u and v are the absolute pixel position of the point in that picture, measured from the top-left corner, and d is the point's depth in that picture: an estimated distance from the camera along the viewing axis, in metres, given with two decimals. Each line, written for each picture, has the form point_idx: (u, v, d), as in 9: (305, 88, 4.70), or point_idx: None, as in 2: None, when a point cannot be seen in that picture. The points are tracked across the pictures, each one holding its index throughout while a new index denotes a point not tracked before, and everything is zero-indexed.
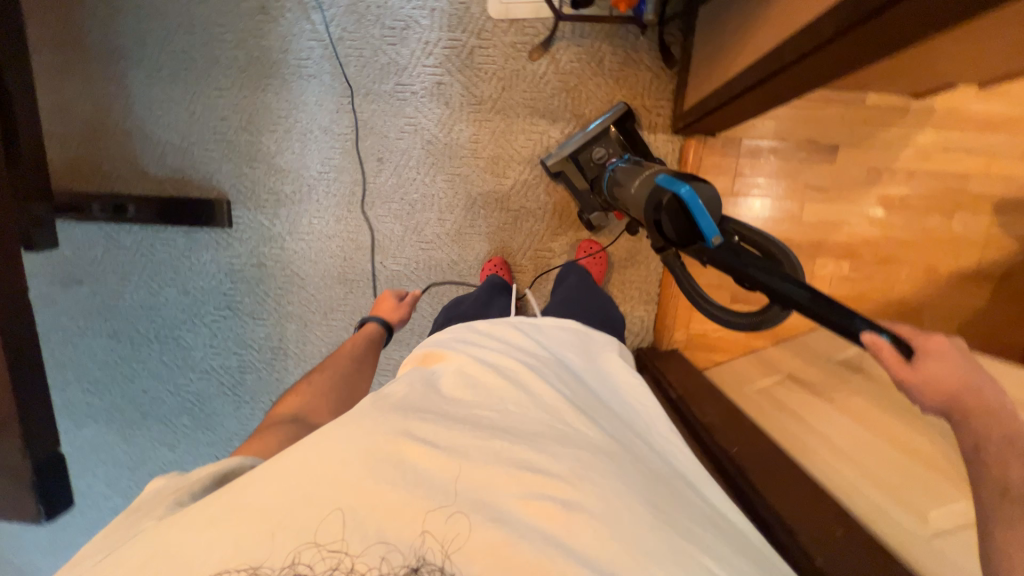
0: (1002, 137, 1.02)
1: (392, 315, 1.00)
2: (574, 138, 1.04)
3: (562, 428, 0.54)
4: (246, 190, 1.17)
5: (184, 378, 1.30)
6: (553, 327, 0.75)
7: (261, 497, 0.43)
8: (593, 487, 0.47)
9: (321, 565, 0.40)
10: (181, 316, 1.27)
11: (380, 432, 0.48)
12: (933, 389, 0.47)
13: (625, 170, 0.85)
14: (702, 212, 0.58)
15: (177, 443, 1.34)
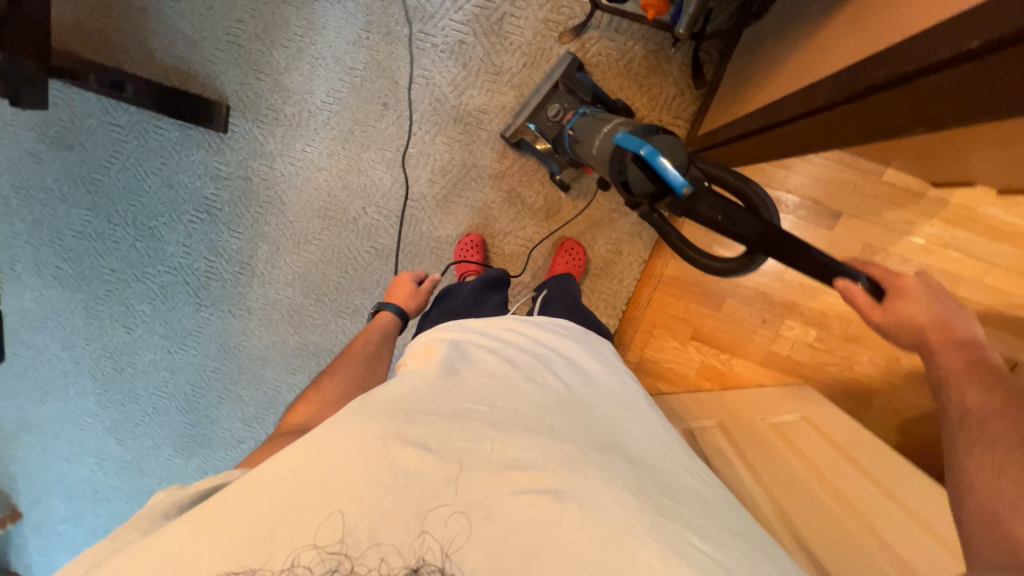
0: (1008, 248, 0.98)
1: (407, 303, 0.93)
2: (534, 97, 1.05)
3: (550, 423, 0.52)
4: (248, 99, 1.17)
5: (152, 268, 1.32)
6: (551, 324, 0.72)
7: (253, 500, 0.42)
8: (580, 479, 0.45)
9: (320, 566, 0.39)
10: (161, 207, 1.28)
11: (369, 432, 0.46)
12: (907, 327, 0.57)
13: (585, 128, 0.86)
14: (663, 166, 0.59)
15: (134, 327, 1.37)
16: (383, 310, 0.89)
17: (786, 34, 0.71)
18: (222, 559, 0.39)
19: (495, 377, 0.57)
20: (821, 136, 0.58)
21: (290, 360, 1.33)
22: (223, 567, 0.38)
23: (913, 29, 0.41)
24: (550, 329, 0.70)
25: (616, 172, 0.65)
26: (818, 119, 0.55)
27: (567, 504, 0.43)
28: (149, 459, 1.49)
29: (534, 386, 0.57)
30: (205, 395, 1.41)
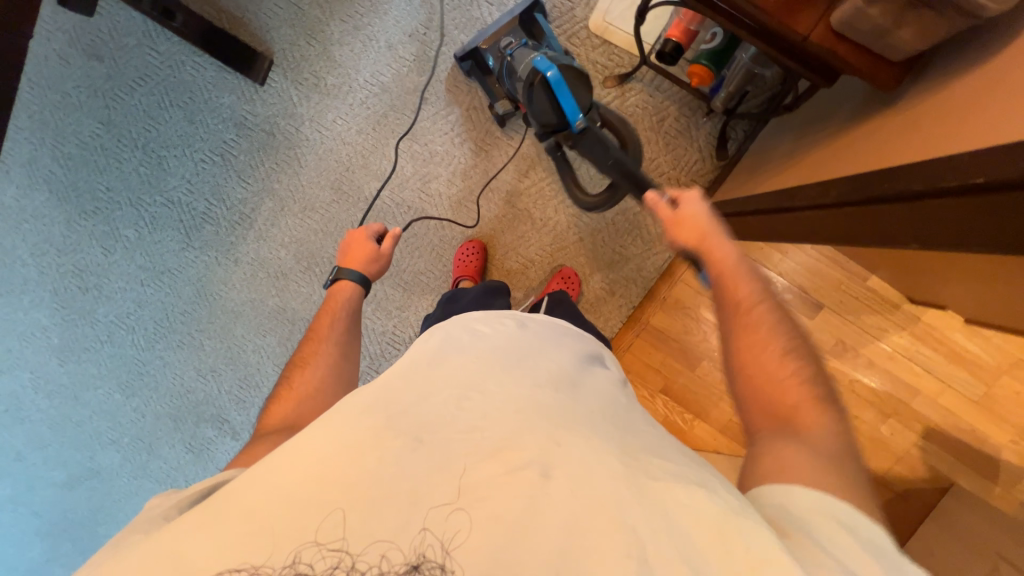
0: (965, 374, 1.05)
1: (370, 268, 0.86)
2: (493, 28, 1.04)
3: (543, 401, 0.52)
4: (293, 60, 1.18)
5: (149, 196, 1.30)
6: (544, 321, 0.70)
7: (251, 499, 0.43)
8: (568, 456, 0.46)
9: (320, 563, 0.41)
10: (175, 139, 1.26)
11: (364, 426, 0.47)
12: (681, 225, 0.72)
13: (520, 55, 0.93)
14: (568, 102, 0.84)
15: (112, 250, 1.33)
16: (342, 277, 0.84)
17: (809, 131, 0.77)
18: (232, 553, 0.41)
19: (484, 362, 0.56)
20: (825, 228, 0.62)
21: (264, 320, 1.31)
22: (224, 564, 0.40)
23: (924, 157, 0.45)
24: (544, 325, 0.69)
25: (529, 97, 0.86)
26: (829, 213, 0.59)
27: (556, 486, 0.44)
28: (87, 387, 1.41)
29: (525, 367, 0.57)
30: (166, 336, 1.37)
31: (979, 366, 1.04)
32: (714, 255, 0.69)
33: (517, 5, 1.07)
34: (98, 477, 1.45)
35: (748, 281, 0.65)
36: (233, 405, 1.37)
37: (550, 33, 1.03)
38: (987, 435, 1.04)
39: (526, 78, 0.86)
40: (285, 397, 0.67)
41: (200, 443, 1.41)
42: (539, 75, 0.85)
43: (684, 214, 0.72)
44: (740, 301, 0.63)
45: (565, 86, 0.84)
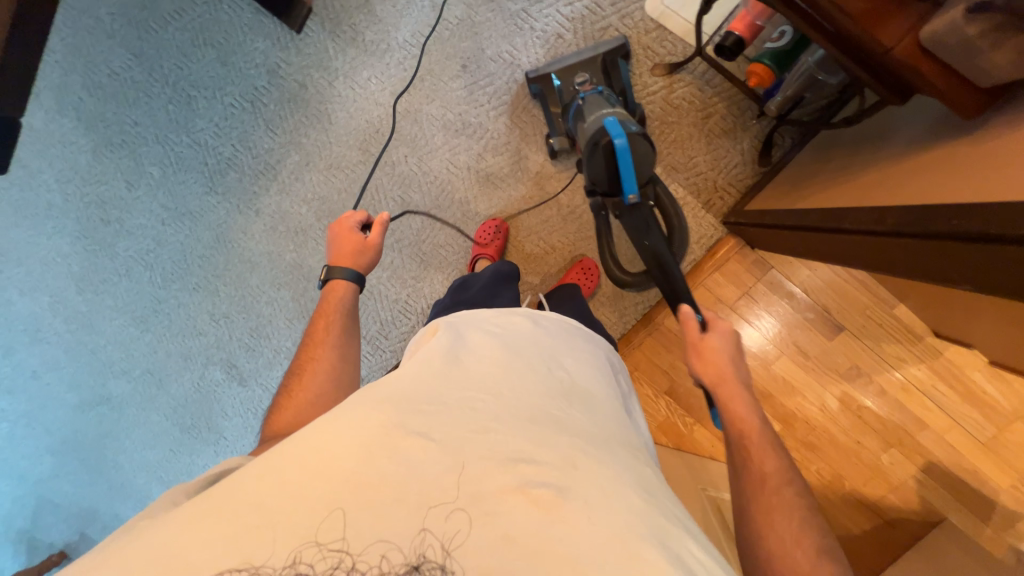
0: (976, 414, 1.03)
1: (359, 262, 0.84)
2: (570, 56, 1.03)
3: (556, 414, 0.55)
4: (333, 11, 1.14)
5: (176, 136, 1.28)
6: (562, 323, 0.73)
7: (261, 480, 0.45)
8: (583, 479, 0.47)
9: (320, 564, 0.42)
10: (206, 81, 1.24)
11: (375, 419, 0.48)
12: (699, 356, 0.71)
13: (595, 104, 0.90)
14: (629, 171, 0.80)
15: (136, 186, 1.34)
16: (335, 277, 0.82)
17: (868, 150, 0.73)
18: (231, 548, 0.42)
19: (501, 364, 0.59)
20: (874, 256, 0.60)
21: (280, 274, 1.31)
22: (224, 564, 0.41)
23: (1000, 195, 0.42)
24: (562, 329, 0.72)
25: (590, 152, 0.82)
26: (877, 241, 0.57)
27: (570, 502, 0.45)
28: (104, 319, 1.45)
29: (539, 375, 0.59)
30: (183, 277, 1.38)
31: (993, 407, 1.02)
32: (734, 413, 0.65)
33: (602, 41, 1.03)
34: (108, 406, 1.50)
35: (772, 459, 0.60)
36: (243, 353, 1.39)
37: (626, 83, 1.00)
38: (988, 476, 1.03)
39: (596, 131, 0.82)
40: (286, 405, 0.68)
41: (209, 386, 1.44)
42: (606, 137, 0.81)
43: (707, 344, 0.72)
44: (766, 477, 0.58)
45: (630, 158, 0.80)
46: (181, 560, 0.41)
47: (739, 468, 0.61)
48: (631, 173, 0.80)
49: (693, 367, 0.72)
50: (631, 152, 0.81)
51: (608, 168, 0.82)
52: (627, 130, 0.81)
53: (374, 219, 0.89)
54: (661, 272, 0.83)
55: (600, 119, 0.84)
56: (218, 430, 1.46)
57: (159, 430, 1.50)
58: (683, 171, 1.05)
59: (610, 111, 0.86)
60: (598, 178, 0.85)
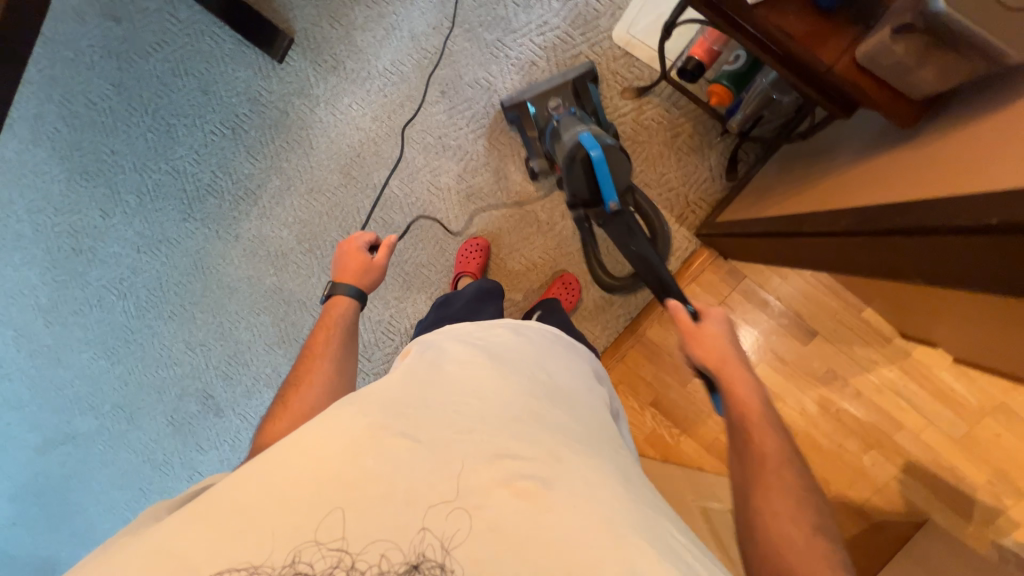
0: (947, 412, 1.07)
1: (362, 280, 0.84)
2: (542, 85, 1.06)
3: (539, 412, 0.55)
4: (314, 41, 1.17)
5: (154, 163, 1.28)
6: (539, 328, 0.72)
7: (252, 488, 0.45)
8: (569, 473, 0.49)
9: (321, 562, 0.43)
10: (186, 109, 1.25)
11: (361, 424, 0.49)
12: (697, 343, 0.71)
13: (568, 122, 0.94)
14: (608, 182, 0.85)
15: (112, 213, 1.32)
16: (338, 293, 0.82)
17: (823, 162, 0.78)
18: (230, 548, 0.43)
19: (483, 368, 0.58)
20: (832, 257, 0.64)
21: (259, 299, 1.29)
22: (224, 563, 0.42)
23: (939, 193, 0.46)
24: (539, 333, 0.71)
25: (568, 165, 0.87)
26: (831, 241, 0.61)
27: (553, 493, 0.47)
28: (71, 351, 1.40)
29: (521, 377, 0.58)
30: (158, 306, 1.35)
31: (962, 405, 1.06)
32: (737, 394, 0.66)
33: (571, 68, 1.07)
34: (72, 443, 1.42)
35: (772, 438, 0.61)
36: (220, 382, 1.36)
37: (598, 104, 1.04)
38: (963, 472, 1.06)
39: (571, 149, 0.86)
40: (281, 413, 0.65)
41: (183, 417, 1.39)
42: (582, 151, 0.85)
43: (704, 332, 0.72)
44: (768, 456, 0.60)
45: (607, 169, 0.84)
46: (179, 559, 0.42)
47: (742, 448, 0.62)
48: (609, 182, 0.85)
49: (689, 351, 0.72)
50: (608, 163, 0.85)
51: (587, 179, 0.87)
52: (600, 142, 0.85)
53: (382, 240, 0.90)
54: (648, 271, 0.91)
55: (574, 134, 0.88)
56: (192, 464, 1.40)
57: (129, 469, 1.43)
58: (655, 187, 1.10)
59: (582, 126, 0.91)
60: (579, 191, 0.89)
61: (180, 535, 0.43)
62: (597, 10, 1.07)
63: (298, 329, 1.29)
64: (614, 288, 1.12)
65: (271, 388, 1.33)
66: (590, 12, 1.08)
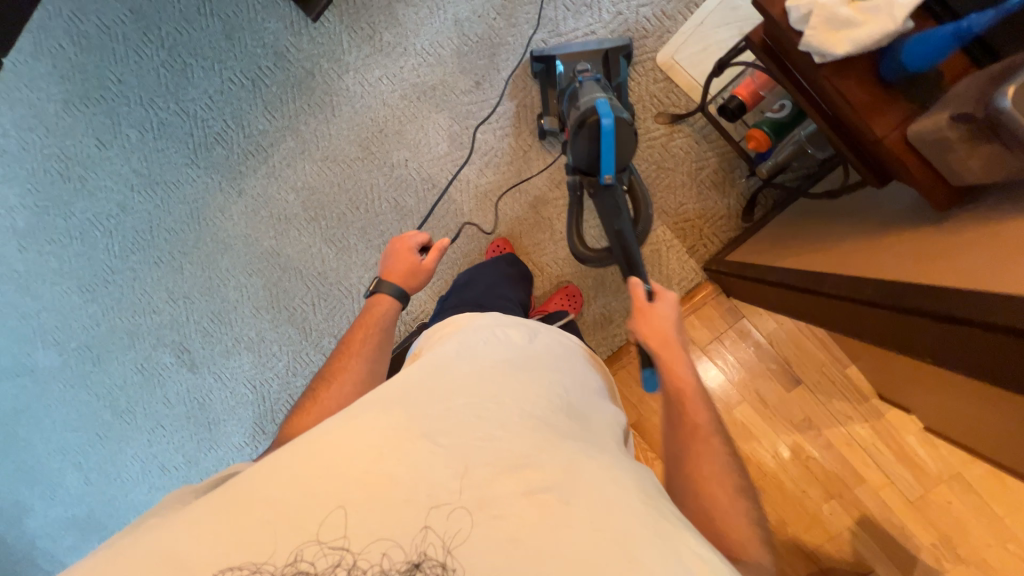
0: (907, 473, 1.12)
1: (408, 281, 0.84)
2: (576, 46, 1.05)
3: (557, 421, 0.58)
4: (353, 6, 1.13)
5: (163, 101, 1.22)
6: (556, 340, 0.78)
7: (269, 486, 0.49)
8: (586, 481, 0.51)
9: (321, 561, 0.47)
10: (206, 51, 1.19)
11: (384, 428, 0.52)
12: (649, 326, 0.74)
13: (589, 88, 0.91)
14: (610, 153, 0.84)
15: (109, 146, 1.26)
16: (382, 291, 0.82)
17: (844, 223, 0.79)
18: (236, 549, 0.46)
19: (507, 371, 0.63)
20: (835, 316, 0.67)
21: (253, 260, 1.26)
22: (225, 564, 0.46)
23: (963, 285, 0.47)
24: (556, 346, 0.76)
25: (577, 128, 0.85)
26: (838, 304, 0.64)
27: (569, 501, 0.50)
28: (44, 282, 1.34)
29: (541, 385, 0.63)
30: (145, 249, 1.29)
31: (922, 469, 1.11)
32: (675, 373, 0.69)
33: (608, 37, 1.06)
34: (30, 376, 1.39)
35: (696, 409, 0.66)
36: (199, 337, 1.31)
37: (625, 80, 1.04)
38: (912, 533, 1.11)
39: (582, 114, 0.85)
40: (309, 410, 0.67)
41: (153, 367, 1.34)
42: (595, 116, 0.84)
43: (655, 311, 0.75)
44: (699, 428, 0.64)
45: (613, 140, 0.83)
46: (201, 540, 0.46)
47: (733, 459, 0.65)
48: (609, 154, 0.84)
49: (636, 329, 0.75)
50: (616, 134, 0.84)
51: (590, 146, 0.86)
52: (614, 113, 0.84)
53: (433, 243, 0.89)
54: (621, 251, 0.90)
55: (590, 100, 0.87)
56: (156, 417, 1.37)
57: (89, 409, 1.39)
58: (672, 215, 1.11)
59: (601, 94, 0.89)
60: (579, 157, 0.88)
61: (195, 532, 0.47)
62: (646, 29, 1.06)
63: (289, 297, 1.26)
64: (587, 259, 1.04)
65: (251, 351, 1.30)
66: (639, 30, 1.07)
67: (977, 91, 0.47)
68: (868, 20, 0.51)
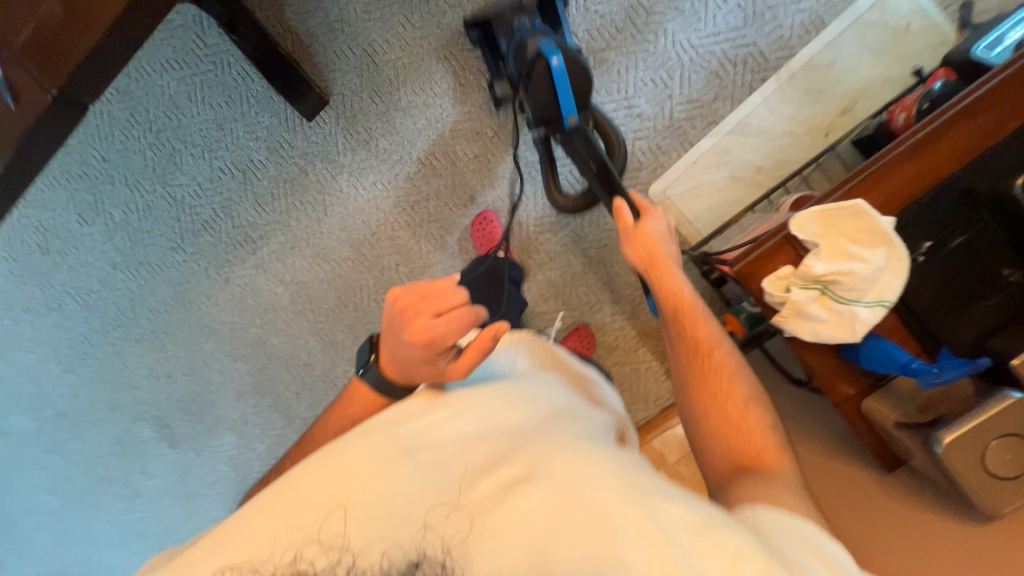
0: None
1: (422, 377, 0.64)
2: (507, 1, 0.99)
3: (531, 423, 0.60)
4: (350, 109, 1.12)
5: (150, 184, 1.20)
6: (523, 348, 0.77)
7: (262, 519, 0.51)
8: (560, 469, 0.50)
9: (321, 561, 0.49)
10: (196, 138, 1.17)
11: (366, 449, 0.54)
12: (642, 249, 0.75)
13: (529, 32, 0.92)
14: (566, 94, 0.86)
15: (91, 223, 1.23)
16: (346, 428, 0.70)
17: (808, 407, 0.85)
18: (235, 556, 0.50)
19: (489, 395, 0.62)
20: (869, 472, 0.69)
21: (238, 345, 1.26)
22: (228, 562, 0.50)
23: None
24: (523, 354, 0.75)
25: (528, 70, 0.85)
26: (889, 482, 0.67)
27: (541, 486, 0.49)
28: (19, 350, 1.32)
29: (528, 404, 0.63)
30: (126, 326, 1.28)
31: None
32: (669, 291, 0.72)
33: None
34: (5, 438, 1.37)
35: (739, 383, 0.64)
36: (179, 414, 1.32)
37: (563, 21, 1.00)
38: None
39: (531, 54, 0.85)
40: None
41: (133, 440, 1.35)
42: (542, 59, 0.85)
43: (645, 227, 0.76)
44: (727, 393, 0.63)
45: (566, 80, 0.85)
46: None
47: None
48: (569, 94, 0.86)
49: (625, 251, 0.77)
50: (568, 72, 0.85)
51: (545, 90, 0.86)
52: (561, 50, 0.85)
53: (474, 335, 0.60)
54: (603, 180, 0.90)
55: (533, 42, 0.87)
56: (134, 487, 1.38)
57: (63, 473, 1.38)
58: (653, 338, 1.18)
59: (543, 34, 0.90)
60: (538, 102, 0.88)
61: (206, 548, 0.52)
62: (640, 162, 1.08)
63: (274, 383, 1.27)
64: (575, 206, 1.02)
65: (233, 432, 1.31)
66: (633, 161, 1.08)
67: (915, 409, 0.62)
68: (831, 318, 0.61)
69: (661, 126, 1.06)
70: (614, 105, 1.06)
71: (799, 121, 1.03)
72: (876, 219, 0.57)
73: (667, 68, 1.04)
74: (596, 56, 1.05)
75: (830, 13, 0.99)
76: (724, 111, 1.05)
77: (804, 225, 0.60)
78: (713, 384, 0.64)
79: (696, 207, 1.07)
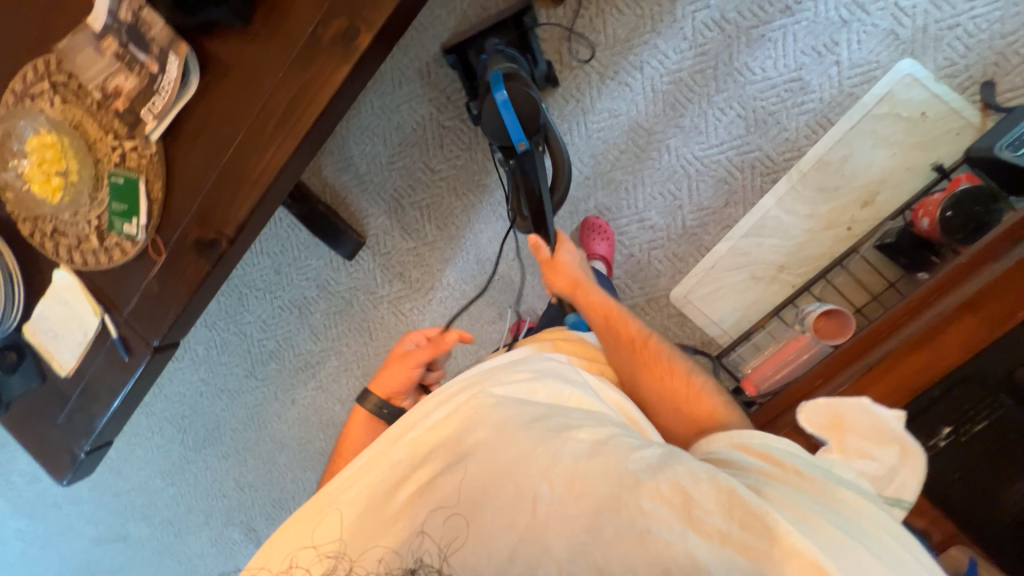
0: None
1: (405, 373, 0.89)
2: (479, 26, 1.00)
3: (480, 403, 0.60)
4: (385, 247, 1.24)
5: (225, 324, 1.38)
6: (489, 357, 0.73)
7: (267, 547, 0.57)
8: (479, 455, 0.53)
9: (320, 565, 0.53)
10: (259, 282, 1.34)
11: (336, 485, 0.59)
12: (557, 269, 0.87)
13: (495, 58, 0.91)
14: (514, 123, 0.84)
15: (180, 358, 1.43)
16: None
17: None
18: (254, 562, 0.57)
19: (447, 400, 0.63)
20: None
21: (308, 458, 1.40)
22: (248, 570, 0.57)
23: None
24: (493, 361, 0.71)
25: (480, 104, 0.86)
26: None
27: (452, 474, 0.53)
28: (133, 467, 1.54)
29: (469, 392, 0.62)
30: (214, 444, 1.47)
31: None
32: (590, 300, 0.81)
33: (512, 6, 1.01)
34: (124, 541, 1.59)
35: (676, 363, 0.69)
36: (262, 518, 1.47)
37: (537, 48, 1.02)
38: None
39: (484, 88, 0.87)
40: None
41: (227, 542, 1.51)
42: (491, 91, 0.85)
43: (560, 259, 0.87)
44: (641, 341, 0.72)
45: (511, 110, 0.83)
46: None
47: None
48: (513, 122, 0.84)
49: (551, 282, 0.88)
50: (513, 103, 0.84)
51: (495, 122, 0.87)
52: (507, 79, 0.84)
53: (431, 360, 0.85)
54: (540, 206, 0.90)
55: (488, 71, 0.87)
56: None
57: (171, 571, 1.57)
58: None
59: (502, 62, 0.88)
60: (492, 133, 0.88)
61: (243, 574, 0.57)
62: (657, 270, 1.10)
63: None
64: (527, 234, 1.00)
65: None
66: (651, 270, 1.10)
67: None
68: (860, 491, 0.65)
69: (675, 234, 1.08)
70: (625, 221, 1.10)
71: (818, 217, 1.01)
72: (881, 417, 0.60)
73: (674, 180, 1.07)
74: (604, 177, 1.10)
75: (836, 110, 0.98)
76: (738, 214, 1.06)
77: (811, 416, 0.64)
78: (653, 358, 0.70)
79: (721, 309, 1.08)
